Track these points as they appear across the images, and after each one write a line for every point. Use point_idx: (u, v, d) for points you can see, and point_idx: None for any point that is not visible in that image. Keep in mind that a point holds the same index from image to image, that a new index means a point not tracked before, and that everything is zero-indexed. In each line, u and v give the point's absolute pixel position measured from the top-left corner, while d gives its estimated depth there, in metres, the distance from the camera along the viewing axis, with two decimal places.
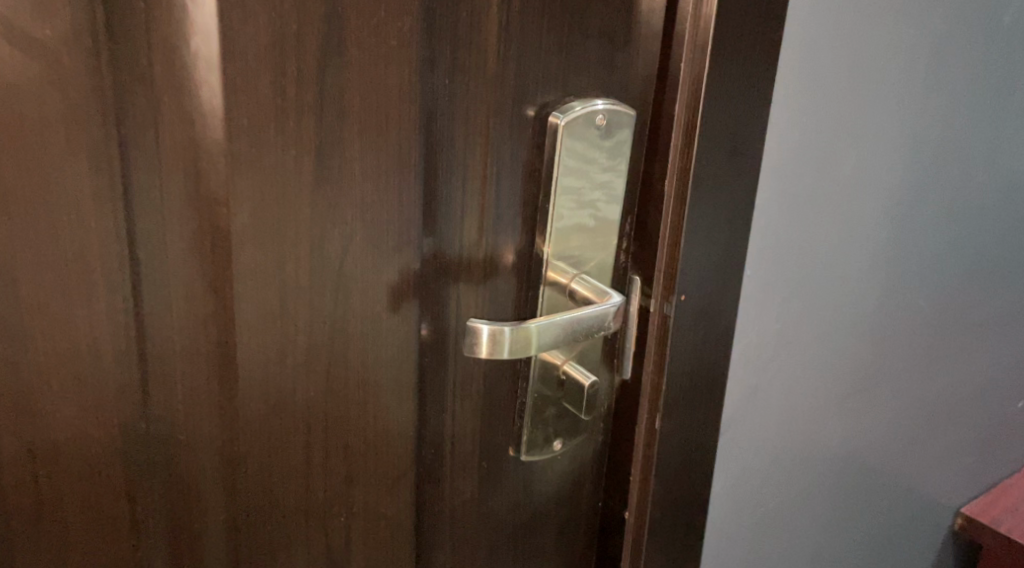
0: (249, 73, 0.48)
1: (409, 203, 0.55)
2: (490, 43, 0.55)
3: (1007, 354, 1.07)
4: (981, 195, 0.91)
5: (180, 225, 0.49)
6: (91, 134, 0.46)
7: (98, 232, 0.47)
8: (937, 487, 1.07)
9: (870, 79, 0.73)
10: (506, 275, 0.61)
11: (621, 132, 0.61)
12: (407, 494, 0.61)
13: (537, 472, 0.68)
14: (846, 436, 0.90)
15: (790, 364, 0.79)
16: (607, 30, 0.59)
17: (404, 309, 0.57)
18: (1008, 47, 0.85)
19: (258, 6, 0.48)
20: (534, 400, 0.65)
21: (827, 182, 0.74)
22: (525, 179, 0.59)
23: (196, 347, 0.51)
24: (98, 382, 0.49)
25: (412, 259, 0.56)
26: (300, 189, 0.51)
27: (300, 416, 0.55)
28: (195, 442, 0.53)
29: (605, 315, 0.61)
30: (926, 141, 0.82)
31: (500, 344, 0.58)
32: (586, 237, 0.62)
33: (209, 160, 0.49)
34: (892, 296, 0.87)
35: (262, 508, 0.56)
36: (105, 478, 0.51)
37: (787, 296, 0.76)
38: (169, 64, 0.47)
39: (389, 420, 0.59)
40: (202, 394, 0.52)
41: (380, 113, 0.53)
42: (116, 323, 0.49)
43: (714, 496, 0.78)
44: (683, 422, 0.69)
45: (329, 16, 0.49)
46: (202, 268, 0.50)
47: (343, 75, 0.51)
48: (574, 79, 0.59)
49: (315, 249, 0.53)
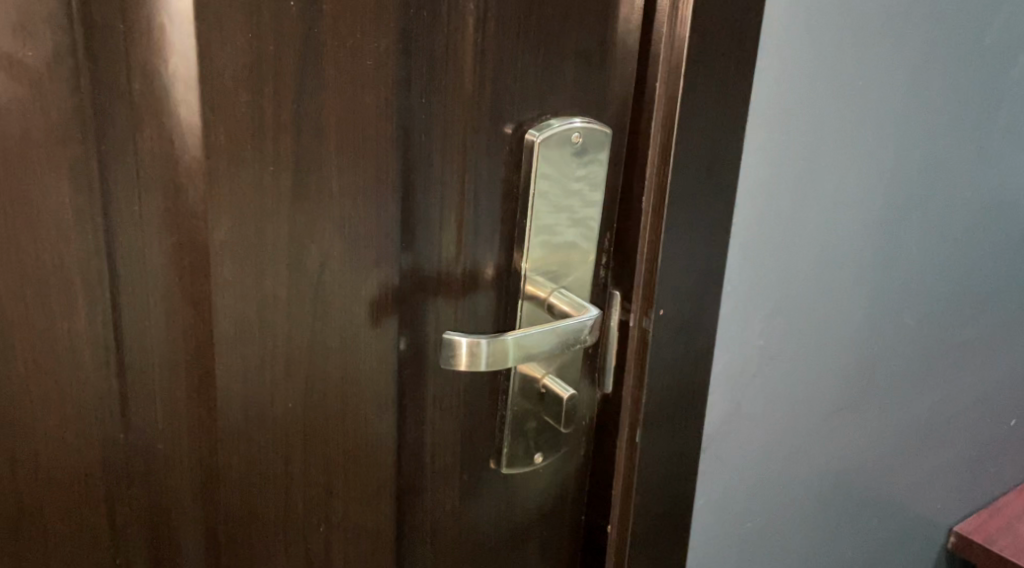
0: (227, 93, 0.50)
1: (387, 221, 0.56)
2: (467, 63, 0.56)
3: (997, 371, 1.08)
4: (965, 213, 0.92)
5: (160, 240, 0.51)
6: (73, 152, 0.48)
7: (81, 246, 0.49)
8: (928, 503, 1.08)
9: (850, 99, 0.74)
10: (486, 290, 0.62)
11: (598, 150, 0.62)
12: (388, 504, 0.63)
13: (519, 484, 0.69)
14: (832, 450, 0.91)
15: (774, 379, 0.80)
16: (583, 50, 0.60)
17: (383, 323, 0.59)
18: (991, 67, 0.86)
19: (236, 29, 0.49)
20: (515, 412, 0.66)
21: (808, 201, 0.75)
22: (503, 195, 0.60)
23: (175, 358, 0.53)
24: (79, 391, 0.51)
25: (389, 274, 0.58)
26: (278, 206, 0.53)
27: (278, 427, 0.57)
28: (174, 451, 0.54)
29: (582, 327, 0.62)
30: (909, 159, 0.83)
31: (477, 357, 0.60)
32: (564, 253, 0.63)
33: (188, 177, 0.50)
34: (877, 311, 0.88)
35: (241, 517, 0.57)
36: (85, 485, 0.52)
37: (770, 312, 0.77)
38: (147, 84, 0.48)
39: (369, 432, 0.60)
40: (181, 403, 0.54)
41: (357, 132, 0.54)
42: (96, 334, 0.51)
43: (699, 509, 0.79)
44: (664, 436, 0.70)
45: (306, 38, 0.51)
46: (181, 282, 0.52)
47: (320, 95, 0.52)
48: (551, 97, 0.60)
49: (294, 265, 0.54)
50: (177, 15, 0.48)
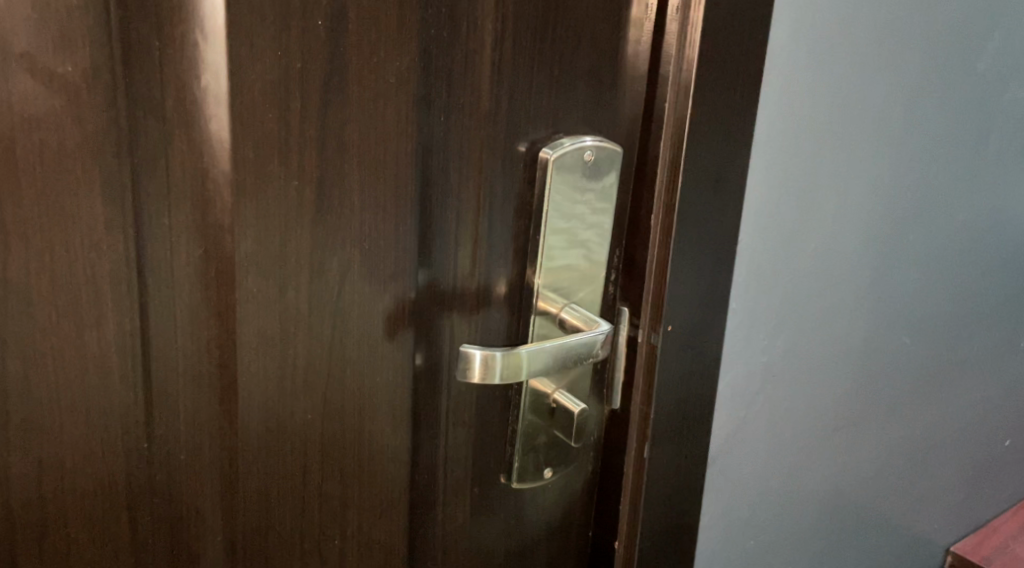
0: (256, 108, 0.51)
1: (406, 236, 0.58)
2: (483, 82, 0.58)
3: (991, 392, 1.10)
4: (961, 235, 0.94)
5: (188, 251, 0.52)
6: (106, 164, 0.49)
7: (110, 256, 0.50)
8: (925, 523, 1.09)
9: (850, 122, 0.77)
10: (499, 306, 0.64)
11: (608, 169, 0.63)
12: (402, 517, 0.64)
13: (527, 500, 0.70)
14: (831, 469, 0.92)
15: (776, 397, 0.82)
16: (595, 71, 0.62)
17: (399, 337, 0.60)
18: (983, 94, 0.88)
19: (265, 46, 0.50)
20: (526, 427, 0.67)
21: (809, 221, 0.77)
22: (517, 212, 0.62)
23: (199, 369, 0.54)
24: (106, 402, 0.52)
25: (406, 288, 0.59)
26: (301, 220, 0.54)
27: (297, 439, 0.58)
28: (195, 461, 0.55)
29: (594, 342, 0.64)
30: (906, 181, 0.85)
31: (492, 369, 0.60)
32: (573, 271, 0.65)
33: (216, 190, 0.51)
34: (876, 331, 0.90)
35: (259, 529, 0.58)
36: (109, 496, 0.53)
37: (772, 330, 0.78)
38: (180, 99, 0.50)
39: (384, 444, 0.61)
40: (203, 414, 0.55)
41: (379, 147, 0.55)
42: (124, 345, 0.52)
43: (704, 526, 0.80)
44: (672, 451, 0.71)
45: (332, 56, 0.52)
46: (207, 293, 0.53)
47: (344, 111, 0.54)
48: (564, 117, 0.61)
49: (315, 279, 0.55)
50: (211, 33, 0.49)
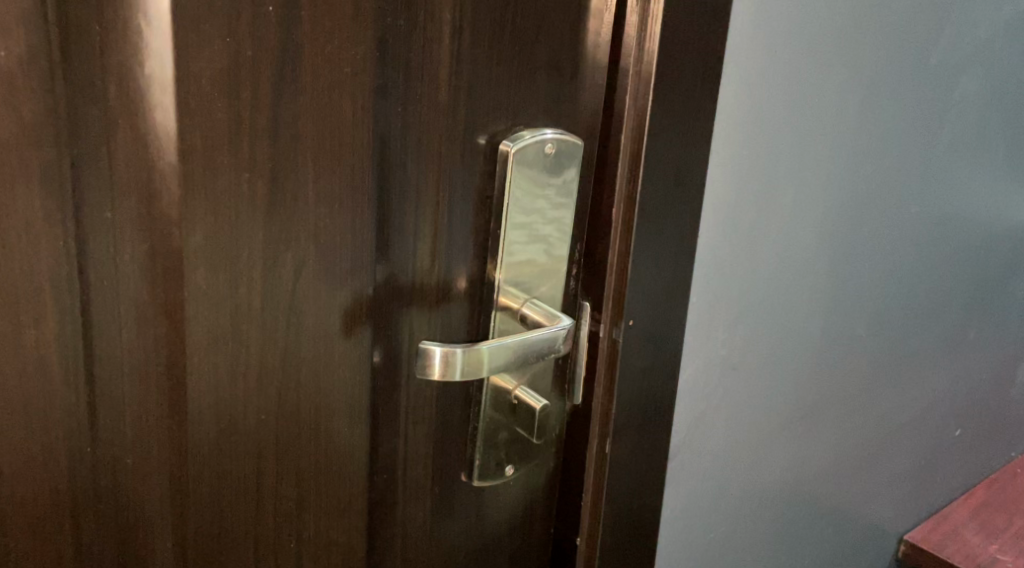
0: (203, 96, 0.49)
1: (363, 230, 0.56)
2: (441, 74, 0.56)
3: (942, 382, 1.11)
4: (913, 229, 0.95)
5: (132, 246, 0.50)
6: (44, 154, 0.47)
7: (49, 251, 0.48)
8: (879, 512, 1.10)
9: (806, 117, 0.76)
10: (459, 301, 0.62)
11: (568, 162, 0.62)
12: (361, 517, 0.62)
13: (488, 497, 0.68)
14: (789, 461, 0.92)
15: (735, 390, 0.81)
16: (555, 62, 0.60)
17: (356, 334, 0.58)
18: (936, 89, 0.89)
19: (213, 33, 0.48)
20: (487, 424, 0.66)
21: (767, 215, 0.76)
22: (476, 206, 0.60)
23: (148, 369, 0.52)
24: (46, 404, 0.50)
25: (364, 284, 0.57)
26: (253, 214, 0.52)
27: (252, 440, 0.56)
28: (145, 467, 0.53)
29: (555, 337, 0.62)
30: (860, 175, 0.85)
31: (452, 366, 0.59)
32: (533, 266, 0.63)
33: (163, 182, 0.49)
34: (832, 324, 0.90)
35: (211, 534, 0.56)
36: (52, 503, 0.51)
37: (731, 324, 0.78)
38: (123, 87, 0.48)
39: (342, 443, 0.59)
40: (151, 417, 0.52)
41: (335, 139, 0.53)
42: (65, 342, 0.50)
43: (666, 521, 0.80)
44: (634, 447, 0.70)
45: (284, 44, 0.50)
46: (154, 290, 0.51)
47: (298, 102, 0.52)
48: (524, 108, 0.60)
49: (269, 275, 0.53)
50: (154, 17, 0.47)
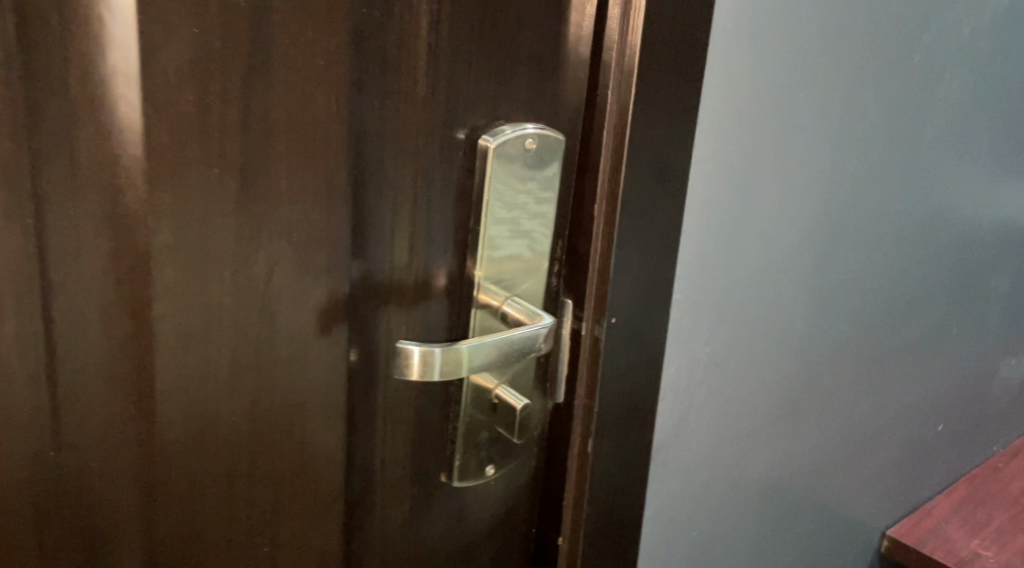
0: (169, 90, 0.48)
1: (338, 226, 0.55)
2: (418, 67, 0.55)
3: (926, 377, 1.10)
4: (897, 224, 0.94)
5: (96, 243, 0.48)
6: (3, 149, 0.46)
7: (8, 249, 0.47)
8: (862, 507, 1.10)
9: (791, 112, 0.75)
10: (439, 299, 0.61)
11: (550, 157, 0.61)
12: (337, 519, 0.61)
13: (469, 498, 0.67)
14: (773, 457, 0.91)
15: (719, 387, 0.80)
16: (536, 55, 0.59)
17: (332, 333, 0.57)
18: (921, 84, 0.88)
19: (180, 23, 0.47)
20: (467, 424, 0.64)
21: (751, 211, 0.75)
22: (456, 202, 0.59)
23: (113, 369, 0.50)
24: (7, 406, 0.48)
25: (340, 282, 0.56)
26: (223, 210, 0.51)
27: (224, 442, 0.54)
28: (112, 470, 0.52)
29: (537, 335, 0.61)
30: (844, 170, 0.84)
31: (431, 366, 0.58)
32: (516, 263, 0.62)
33: (128, 177, 0.48)
34: (816, 320, 0.89)
35: (182, 537, 0.55)
36: (13, 507, 0.50)
37: (714, 321, 0.77)
38: (84, 79, 0.46)
39: (317, 444, 0.58)
40: (118, 420, 0.51)
41: (308, 133, 0.52)
42: (26, 344, 0.48)
43: (648, 519, 0.79)
44: (617, 446, 0.69)
45: (255, 36, 0.49)
46: (119, 288, 0.49)
47: (269, 95, 0.50)
48: (504, 102, 0.59)
49: (241, 273, 0.52)
50: (117, 9, 0.46)
